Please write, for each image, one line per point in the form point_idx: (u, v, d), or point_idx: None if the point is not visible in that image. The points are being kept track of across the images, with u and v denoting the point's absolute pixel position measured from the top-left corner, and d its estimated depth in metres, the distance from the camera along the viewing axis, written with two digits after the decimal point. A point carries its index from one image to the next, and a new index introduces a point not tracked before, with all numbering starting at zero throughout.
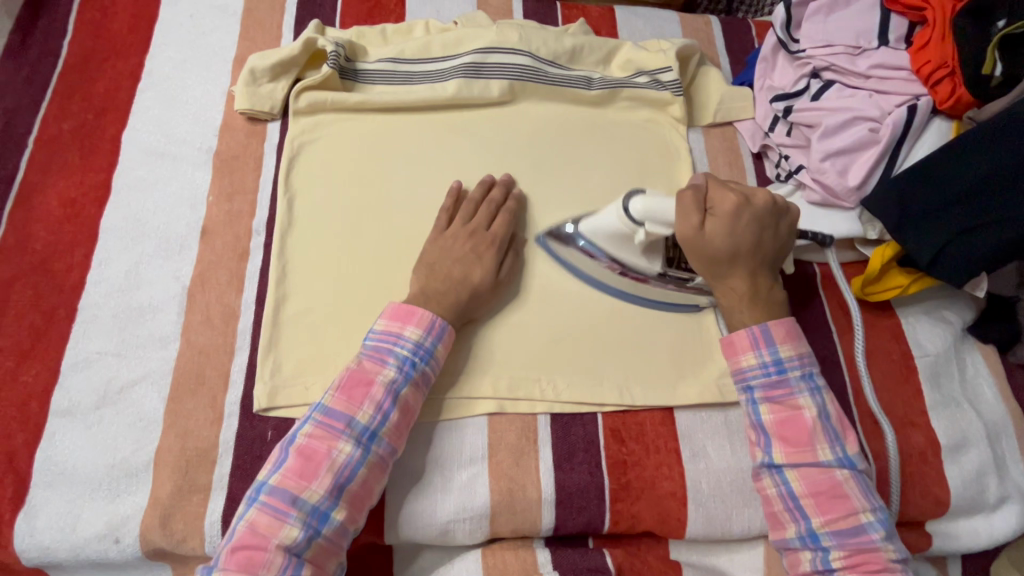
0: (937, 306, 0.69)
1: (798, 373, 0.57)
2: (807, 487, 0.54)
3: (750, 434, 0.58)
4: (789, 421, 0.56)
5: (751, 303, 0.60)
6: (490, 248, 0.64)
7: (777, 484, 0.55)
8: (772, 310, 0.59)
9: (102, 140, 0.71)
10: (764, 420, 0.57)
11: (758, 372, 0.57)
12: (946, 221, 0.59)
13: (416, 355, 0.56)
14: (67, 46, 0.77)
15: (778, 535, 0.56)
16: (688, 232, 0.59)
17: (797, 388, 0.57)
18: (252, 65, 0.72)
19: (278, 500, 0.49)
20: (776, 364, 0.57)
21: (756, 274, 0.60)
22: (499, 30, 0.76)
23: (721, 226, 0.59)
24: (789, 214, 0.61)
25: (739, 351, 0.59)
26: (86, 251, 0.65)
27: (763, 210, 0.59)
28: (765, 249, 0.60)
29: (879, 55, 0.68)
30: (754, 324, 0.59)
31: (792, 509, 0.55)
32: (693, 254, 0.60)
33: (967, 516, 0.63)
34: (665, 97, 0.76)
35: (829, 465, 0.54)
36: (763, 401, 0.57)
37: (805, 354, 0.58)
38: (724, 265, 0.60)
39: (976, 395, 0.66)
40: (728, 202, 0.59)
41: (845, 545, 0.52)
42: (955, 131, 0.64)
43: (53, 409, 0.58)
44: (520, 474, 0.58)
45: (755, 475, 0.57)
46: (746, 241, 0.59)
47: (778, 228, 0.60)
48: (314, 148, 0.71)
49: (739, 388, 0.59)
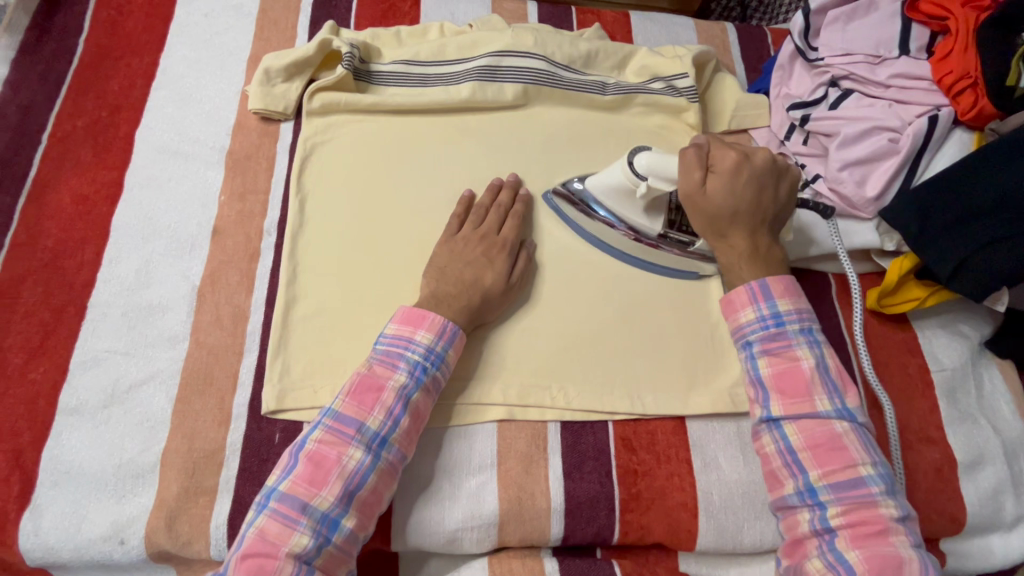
0: (954, 319, 0.68)
1: (796, 326, 0.58)
2: (806, 440, 0.54)
3: (749, 392, 0.59)
4: (787, 372, 0.56)
5: (751, 260, 0.61)
6: (504, 252, 0.63)
7: (775, 440, 0.55)
8: (769, 267, 0.61)
9: (115, 137, 0.71)
10: (763, 373, 0.57)
11: (757, 326, 0.59)
12: (967, 234, 0.58)
13: (426, 360, 0.55)
14: (82, 43, 0.77)
15: (777, 495, 0.55)
16: (690, 188, 0.61)
17: (795, 341, 0.58)
18: (267, 65, 0.72)
19: (289, 508, 0.48)
20: (774, 317, 0.58)
21: (755, 232, 0.62)
22: (514, 33, 0.75)
23: (722, 182, 0.61)
24: (789, 175, 0.63)
25: (738, 308, 0.60)
26: (97, 249, 0.64)
27: (762, 168, 0.61)
28: (765, 207, 0.61)
29: (900, 64, 0.67)
30: (753, 281, 0.60)
31: (790, 465, 0.54)
32: (694, 211, 0.62)
33: (983, 534, 0.62)
34: (680, 103, 0.75)
35: (827, 417, 0.55)
36: (762, 353, 0.58)
37: (805, 310, 0.59)
38: (724, 221, 0.61)
39: (993, 410, 0.65)
40: (728, 159, 0.61)
41: (842, 499, 0.52)
42: (976, 143, 0.63)
43: (60, 408, 0.57)
44: (529, 483, 0.57)
45: (754, 434, 0.58)
46: (746, 199, 0.61)
47: (778, 186, 0.62)
48: (327, 149, 0.70)
49: (739, 345, 0.60)
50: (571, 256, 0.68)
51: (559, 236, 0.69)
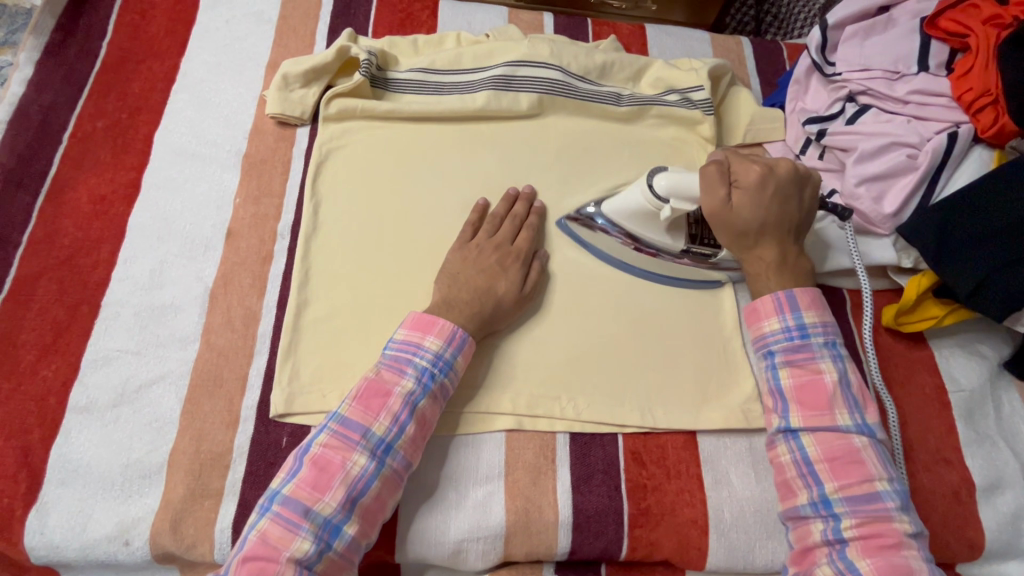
0: (972, 339, 0.67)
1: (821, 339, 0.57)
2: (824, 452, 0.53)
3: (768, 401, 0.58)
4: (809, 385, 0.56)
5: (780, 271, 0.61)
6: (517, 260, 0.63)
7: (792, 450, 0.55)
8: (800, 279, 0.61)
9: (134, 139, 0.72)
10: (784, 384, 0.57)
11: (781, 337, 0.58)
12: (985, 254, 0.57)
13: (435, 366, 0.55)
14: (106, 46, 0.79)
15: (789, 504, 0.54)
16: (714, 206, 0.61)
17: (819, 353, 0.57)
18: (285, 71, 0.73)
19: (291, 512, 0.48)
20: (799, 329, 0.58)
21: (784, 244, 0.61)
22: (530, 44, 0.76)
23: (747, 197, 0.61)
24: (812, 181, 0.63)
25: (762, 317, 0.60)
26: (112, 248, 0.65)
27: (786, 179, 0.61)
28: (791, 218, 0.61)
29: (919, 80, 0.66)
30: (779, 291, 0.60)
31: (805, 475, 0.53)
32: (721, 227, 0.62)
33: (1002, 561, 0.60)
34: (695, 116, 0.75)
35: (847, 431, 0.54)
36: (784, 364, 0.57)
37: (830, 323, 0.58)
38: (751, 235, 0.61)
39: (1013, 433, 0.63)
40: (752, 173, 0.61)
41: (858, 512, 0.51)
42: (997, 162, 0.63)
43: (70, 406, 0.57)
44: (537, 495, 0.56)
45: (770, 444, 0.57)
46: (773, 211, 0.61)
47: (803, 197, 0.62)
48: (341, 154, 0.71)
49: (761, 354, 0.60)
50: (584, 263, 0.67)
51: (569, 245, 0.68)
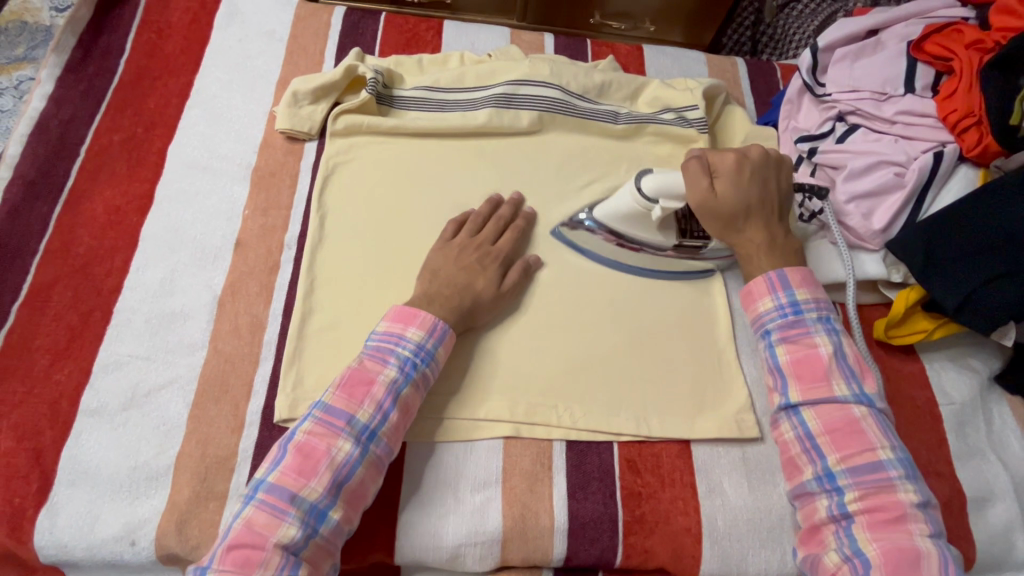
0: (962, 353, 0.68)
1: (814, 314, 0.59)
2: (824, 425, 0.55)
3: (769, 379, 0.60)
4: (805, 359, 0.57)
5: (771, 250, 0.63)
6: (498, 262, 0.65)
7: (794, 426, 0.56)
8: (791, 261, 0.63)
9: (148, 153, 0.74)
10: (781, 360, 0.58)
11: (775, 314, 0.60)
12: (969, 271, 0.59)
13: (417, 356, 0.57)
14: (123, 63, 0.82)
15: (795, 482, 0.55)
16: (701, 196, 0.64)
17: (813, 327, 0.58)
18: (295, 89, 0.76)
19: (277, 499, 0.49)
20: (792, 306, 0.60)
21: (770, 224, 0.64)
22: (531, 64, 0.79)
23: (729, 183, 0.64)
24: (785, 164, 0.67)
25: (757, 298, 0.62)
26: (126, 257, 0.67)
27: (760, 162, 0.65)
28: (771, 199, 0.65)
29: (905, 101, 0.69)
30: (771, 271, 0.62)
31: (809, 450, 0.55)
32: (709, 216, 0.65)
33: (992, 572, 0.61)
34: (690, 134, 0.78)
35: (846, 401, 0.55)
36: (780, 341, 0.59)
37: (823, 299, 0.60)
38: (738, 220, 0.64)
39: (1003, 445, 0.64)
40: (728, 161, 0.65)
41: (860, 483, 0.52)
42: (982, 179, 0.65)
43: (81, 409, 0.59)
44: (534, 501, 0.58)
45: (774, 423, 0.59)
46: (753, 194, 0.64)
47: (778, 177, 0.66)
48: (348, 169, 0.73)
49: (759, 334, 0.61)
50: (579, 274, 0.69)
51: (567, 258, 0.70)
